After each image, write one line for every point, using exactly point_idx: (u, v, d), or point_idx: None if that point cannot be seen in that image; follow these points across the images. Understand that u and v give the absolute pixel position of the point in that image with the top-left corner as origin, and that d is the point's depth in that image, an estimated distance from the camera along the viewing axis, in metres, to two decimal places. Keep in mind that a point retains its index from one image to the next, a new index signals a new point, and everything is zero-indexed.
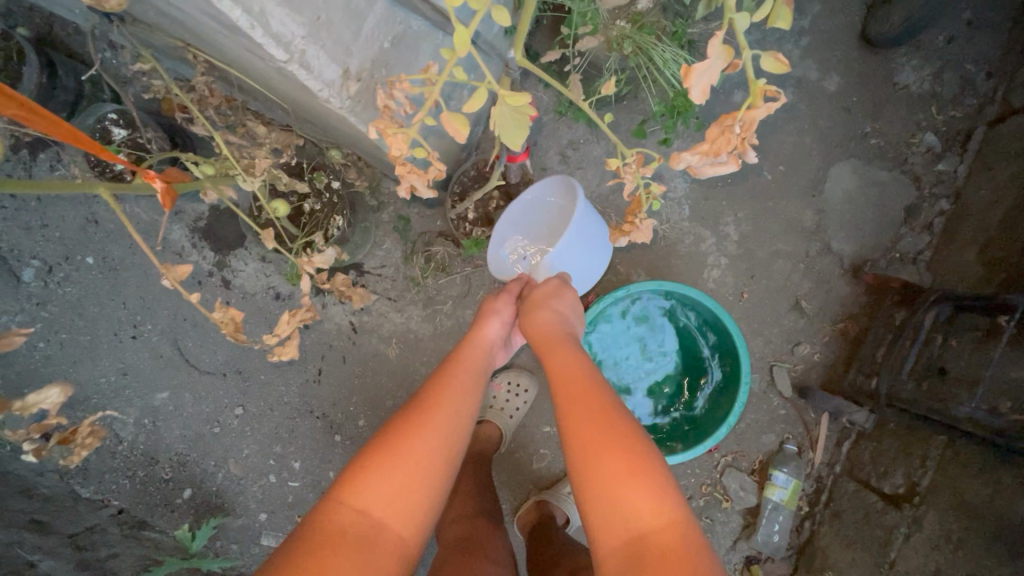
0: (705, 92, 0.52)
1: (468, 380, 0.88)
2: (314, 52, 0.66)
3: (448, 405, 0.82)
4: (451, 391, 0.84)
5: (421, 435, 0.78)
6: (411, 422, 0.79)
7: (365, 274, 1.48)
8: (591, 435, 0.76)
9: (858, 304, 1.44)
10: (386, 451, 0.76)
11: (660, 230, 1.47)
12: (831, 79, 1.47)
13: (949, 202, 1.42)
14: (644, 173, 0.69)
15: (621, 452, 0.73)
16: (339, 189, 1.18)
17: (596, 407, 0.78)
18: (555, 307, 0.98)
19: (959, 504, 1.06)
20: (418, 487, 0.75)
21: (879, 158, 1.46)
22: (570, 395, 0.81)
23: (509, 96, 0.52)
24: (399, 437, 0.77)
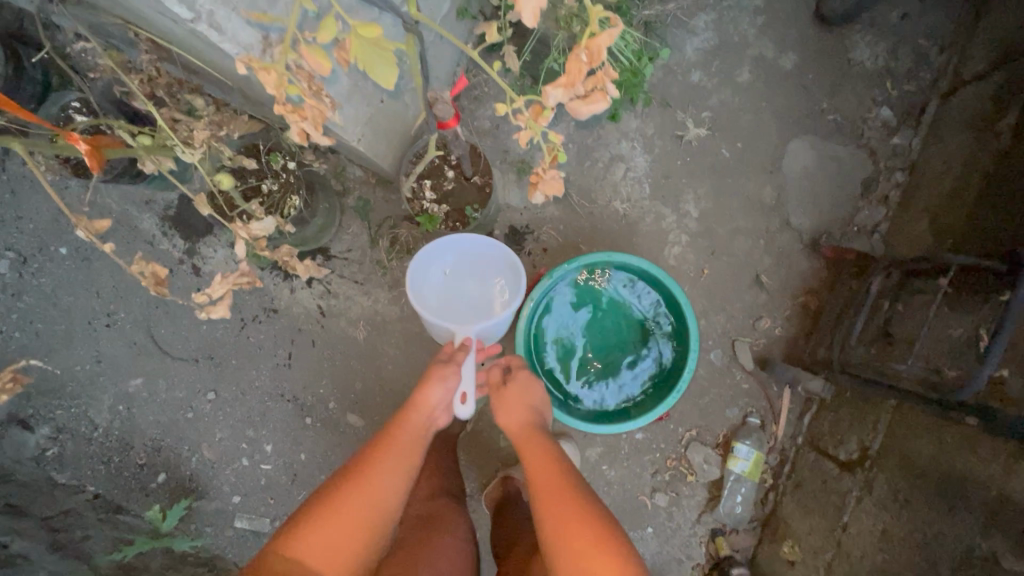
0: (537, 17, 0.58)
1: (409, 441, 0.90)
2: (224, 14, 0.69)
3: (391, 470, 0.85)
4: (395, 451, 0.88)
5: (365, 490, 0.82)
6: (361, 487, 0.82)
7: (332, 258, 1.51)
8: (561, 527, 0.80)
9: (817, 277, 1.46)
10: (330, 506, 0.80)
11: (621, 209, 1.50)
12: (787, 57, 1.49)
13: (904, 174, 1.44)
14: (540, 122, 0.67)
15: (591, 545, 0.77)
16: (296, 170, 1.21)
17: (568, 494, 0.83)
18: (524, 391, 1.01)
19: (903, 466, 1.07)
20: (353, 542, 0.79)
21: (837, 134, 1.48)
22: (541, 495, 0.84)
23: (361, 27, 0.56)
24: (348, 503, 0.80)
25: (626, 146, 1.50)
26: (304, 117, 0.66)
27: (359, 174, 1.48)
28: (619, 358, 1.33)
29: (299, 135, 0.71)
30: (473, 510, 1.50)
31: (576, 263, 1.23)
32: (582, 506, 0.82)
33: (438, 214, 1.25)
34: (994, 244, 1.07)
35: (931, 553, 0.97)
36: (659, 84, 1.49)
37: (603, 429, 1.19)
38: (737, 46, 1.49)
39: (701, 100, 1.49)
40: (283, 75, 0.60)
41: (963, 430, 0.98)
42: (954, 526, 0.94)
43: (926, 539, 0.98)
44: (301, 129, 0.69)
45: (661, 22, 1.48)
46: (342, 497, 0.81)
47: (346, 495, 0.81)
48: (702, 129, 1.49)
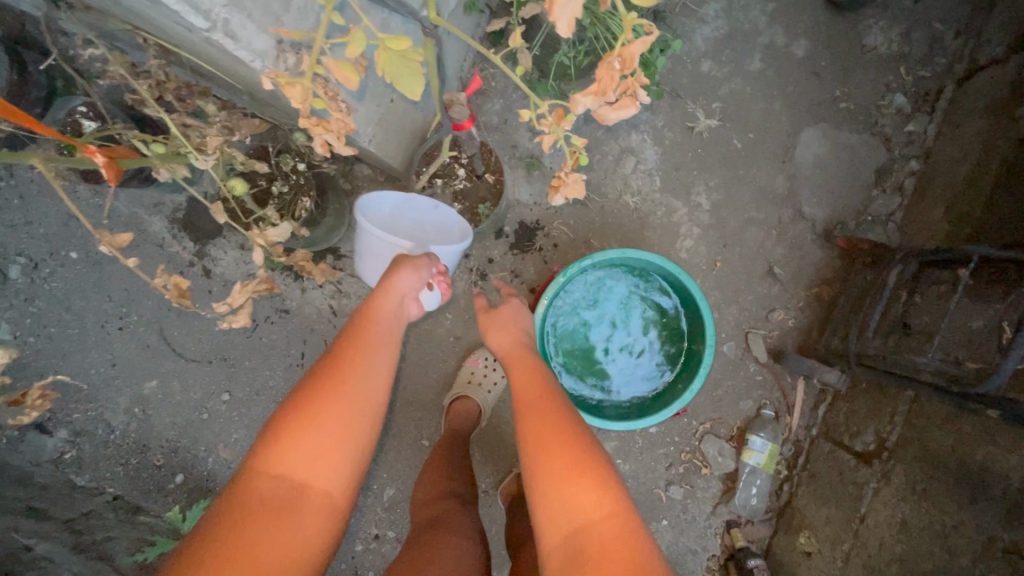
0: (572, 26, 0.56)
1: (377, 330, 0.82)
2: (239, 22, 0.69)
3: (365, 363, 0.77)
4: (362, 341, 0.80)
5: (339, 381, 0.74)
6: (340, 377, 0.74)
7: (342, 258, 1.51)
8: (540, 436, 0.79)
9: (831, 267, 1.46)
10: (298, 409, 0.71)
11: (631, 203, 1.49)
12: (799, 45, 1.47)
13: (919, 162, 1.42)
14: (564, 127, 0.74)
15: (563, 449, 0.76)
16: (306, 171, 1.21)
17: (546, 409, 0.83)
18: (504, 321, 1.07)
19: (921, 457, 1.07)
20: (337, 447, 0.71)
21: (850, 122, 1.46)
22: (526, 405, 0.85)
23: (390, 40, 0.57)
24: (326, 403, 0.72)
25: (636, 138, 1.49)
26: (329, 128, 0.70)
27: (367, 172, 1.47)
28: (628, 356, 1.33)
29: (323, 146, 0.75)
30: (489, 505, 1.51)
31: (589, 259, 1.22)
32: (558, 419, 0.81)
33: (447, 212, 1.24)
34: (1014, 233, 1.06)
35: (953, 544, 0.96)
36: (669, 74, 1.47)
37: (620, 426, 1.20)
38: (748, 34, 1.47)
39: (712, 90, 1.47)
40: (308, 89, 0.64)
41: (982, 420, 0.97)
42: (978, 516, 0.94)
43: (945, 530, 0.99)
44: (325, 140, 0.73)
45: (670, 12, 1.45)
46: (316, 395, 0.72)
47: (322, 395, 0.72)
48: (713, 120, 1.47)
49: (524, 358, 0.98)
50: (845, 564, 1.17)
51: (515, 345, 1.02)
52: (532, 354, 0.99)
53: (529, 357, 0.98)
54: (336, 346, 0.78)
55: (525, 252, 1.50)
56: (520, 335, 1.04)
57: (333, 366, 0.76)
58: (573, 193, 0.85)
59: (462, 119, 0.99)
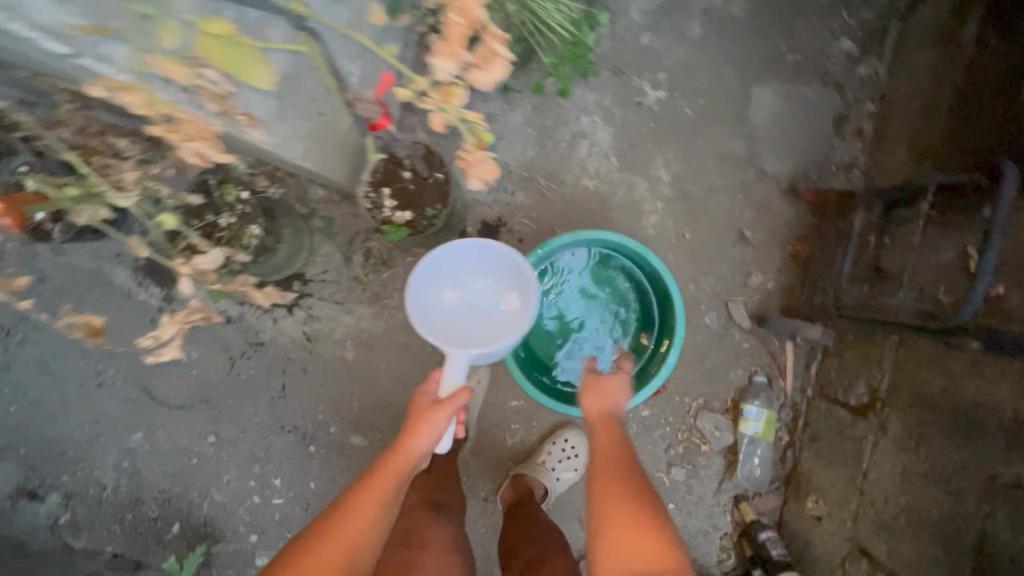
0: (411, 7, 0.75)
1: (388, 483, 0.85)
2: (102, 43, 0.72)
3: (360, 518, 0.79)
4: (371, 488, 0.83)
5: (342, 529, 0.78)
6: (341, 528, 0.78)
7: (308, 283, 1.49)
8: (605, 497, 0.83)
9: (803, 223, 1.42)
10: (308, 548, 0.76)
11: (591, 186, 1.47)
12: (737, 4, 1.44)
13: (875, 103, 1.39)
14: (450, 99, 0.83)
15: (625, 513, 0.80)
16: (249, 200, 1.31)
17: (615, 485, 0.84)
18: (603, 383, 1.00)
19: (915, 400, 1.03)
20: None
21: (800, 73, 1.43)
22: (594, 471, 0.88)
23: (209, 26, 0.64)
24: (326, 551, 0.76)
25: (586, 121, 1.47)
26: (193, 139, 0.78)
27: (323, 195, 1.45)
28: (600, 345, 1.33)
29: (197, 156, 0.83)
30: (491, 513, 1.47)
31: (551, 243, 1.23)
32: (623, 480, 0.85)
33: (400, 220, 1.22)
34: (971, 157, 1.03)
35: (956, 487, 0.91)
36: (610, 52, 1.45)
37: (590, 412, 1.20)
38: (683, 1, 1.45)
39: (655, 61, 1.45)
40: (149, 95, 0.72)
41: (969, 355, 0.93)
42: (977, 456, 0.89)
43: (948, 474, 0.93)
44: (197, 150, 0.80)
45: None
46: (318, 546, 0.76)
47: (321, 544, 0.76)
48: (661, 91, 1.45)
49: (602, 432, 0.95)
50: (855, 524, 1.12)
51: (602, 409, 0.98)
52: (620, 425, 0.96)
53: (607, 431, 0.94)
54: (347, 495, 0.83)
55: None
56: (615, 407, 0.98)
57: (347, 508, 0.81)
58: (487, 172, 0.91)
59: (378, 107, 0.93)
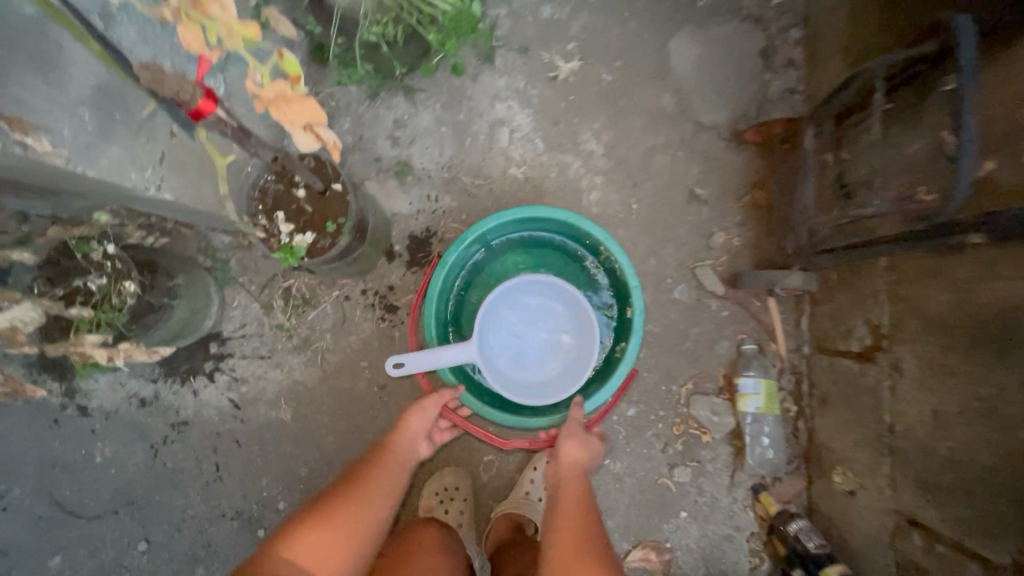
0: None
1: (394, 461, 1.01)
2: None
3: (384, 483, 0.96)
4: (384, 465, 0.99)
5: (363, 491, 0.93)
6: (366, 491, 0.93)
7: (227, 342, 1.30)
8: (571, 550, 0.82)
9: (755, 168, 1.29)
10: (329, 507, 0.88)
11: (520, 175, 1.33)
12: None
13: (800, 30, 1.29)
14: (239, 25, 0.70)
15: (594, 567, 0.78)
16: (119, 254, 1.06)
17: (585, 537, 0.84)
18: (565, 455, 1.00)
19: (925, 328, 0.86)
20: (347, 540, 0.85)
21: (715, 15, 1.33)
22: (560, 520, 0.88)
23: None
24: (346, 512, 0.88)
25: (501, 108, 1.34)
26: None
27: (226, 239, 1.28)
28: None
29: None
30: (481, 565, 1.26)
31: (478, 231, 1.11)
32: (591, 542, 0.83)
33: (300, 242, 1.04)
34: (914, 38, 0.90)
35: (1002, 418, 0.72)
36: (511, 32, 1.35)
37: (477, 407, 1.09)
38: None
39: (561, 32, 1.35)
40: None
41: (973, 257, 0.76)
42: (1015, 373, 0.70)
43: (986, 405, 0.75)
44: None
45: None
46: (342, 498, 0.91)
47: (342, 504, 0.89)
48: (573, 61, 1.33)
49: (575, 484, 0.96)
50: (895, 491, 0.93)
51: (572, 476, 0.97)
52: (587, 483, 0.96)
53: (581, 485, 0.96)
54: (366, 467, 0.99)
55: (424, 266, 1.32)
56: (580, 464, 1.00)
57: (362, 479, 0.95)
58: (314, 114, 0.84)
59: (197, 102, 0.67)
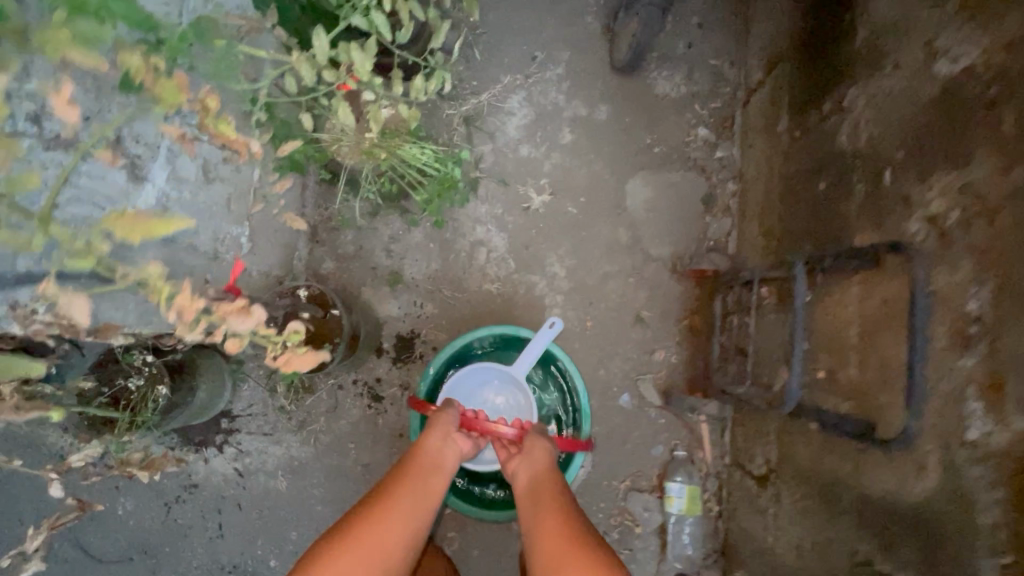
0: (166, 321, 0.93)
1: (419, 468, 1.03)
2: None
3: (406, 492, 0.97)
4: (405, 476, 1.01)
5: (382, 507, 0.93)
6: (386, 506, 0.93)
7: (236, 418, 1.52)
8: (558, 550, 0.86)
9: (694, 296, 1.51)
10: (345, 530, 0.88)
11: (494, 289, 1.56)
12: (600, 110, 1.60)
13: (736, 182, 1.52)
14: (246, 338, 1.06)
15: (586, 562, 0.82)
16: (154, 362, 1.29)
17: (570, 533, 0.88)
18: (532, 450, 1.11)
19: (794, 472, 1.07)
20: (368, 558, 0.85)
21: (667, 162, 1.57)
22: (547, 516, 0.93)
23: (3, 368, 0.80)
24: (367, 528, 0.89)
25: (481, 230, 1.58)
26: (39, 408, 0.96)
27: None
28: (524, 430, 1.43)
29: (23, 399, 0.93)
30: None
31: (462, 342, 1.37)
32: (579, 535, 0.88)
33: None
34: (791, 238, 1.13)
35: (830, 562, 0.92)
36: (494, 166, 1.59)
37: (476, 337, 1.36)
38: (552, 113, 1.61)
39: (536, 168, 1.59)
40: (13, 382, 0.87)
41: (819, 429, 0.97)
42: (839, 530, 0.90)
43: (824, 549, 0.95)
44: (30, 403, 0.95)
45: (477, 116, 1.61)
46: (361, 515, 0.91)
47: (362, 519, 0.90)
48: (545, 195, 1.57)
49: (550, 483, 1.03)
50: None
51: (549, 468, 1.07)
52: (558, 481, 1.04)
53: (555, 482, 1.03)
54: (384, 480, 1.00)
55: (408, 362, 1.54)
56: (544, 461, 1.09)
57: (379, 495, 0.96)
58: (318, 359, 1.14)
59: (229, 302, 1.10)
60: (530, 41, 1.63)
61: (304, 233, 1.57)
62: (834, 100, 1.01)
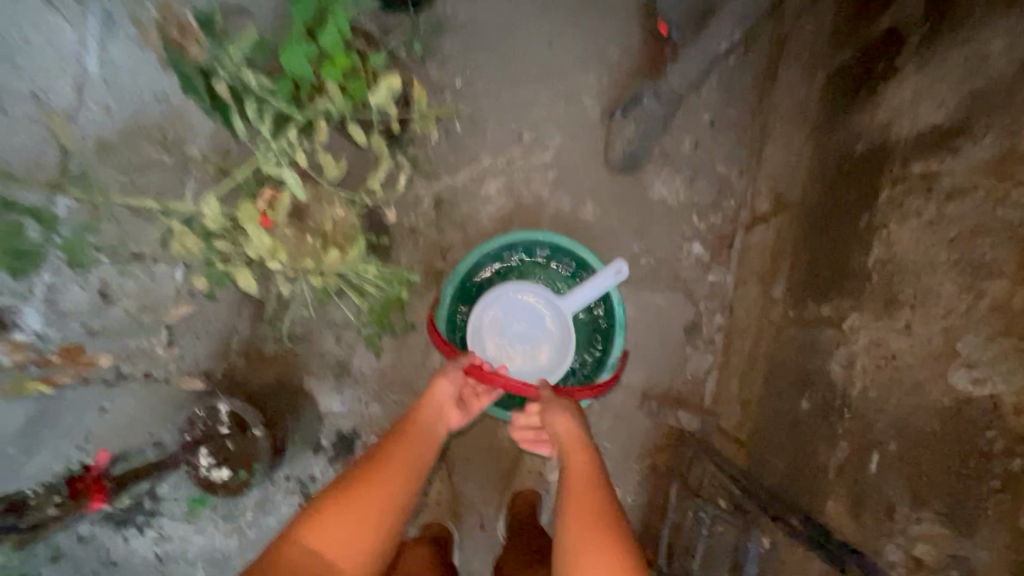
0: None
1: (420, 430, 0.91)
2: None
3: (409, 455, 0.86)
4: (407, 438, 0.88)
5: (380, 471, 0.81)
6: (388, 463, 0.83)
7: (160, 500, 1.38)
8: (579, 520, 0.73)
9: (662, 433, 1.36)
10: (355, 484, 0.78)
11: None
12: (587, 208, 1.42)
13: (724, 314, 1.37)
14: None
15: (601, 541, 0.70)
16: None
17: (587, 509, 0.75)
18: (553, 417, 0.91)
19: None
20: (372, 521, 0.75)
21: (653, 278, 1.39)
22: (569, 481, 0.80)
23: None
24: (375, 483, 0.79)
25: None
26: None
27: None
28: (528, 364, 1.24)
29: None
30: None
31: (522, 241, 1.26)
32: (596, 514, 0.74)
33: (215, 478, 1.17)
34: (766, 430, 1.01)
35: None
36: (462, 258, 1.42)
37: (551, 238, 1.26)
38: (533, 206, 1.43)
39: None
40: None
41: None
42: None
43: None
44: None
45: (449, 198, 1.42)
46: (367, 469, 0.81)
47: (369, 475, 0.80)
48: None
49: (577, 456, 0.84)
50: None
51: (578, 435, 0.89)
52: (589, 449, 0.86)
53: (582, 454, 0.85)
54: (387, 438, 0.88)
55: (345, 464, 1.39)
56: (572, 426, 0.90)
57: (376, 457, 0.83)
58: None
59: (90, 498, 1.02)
60: (518, 117, 1.43)
61: (247, 307, 1.26)
62: (834, 317, 0.85)
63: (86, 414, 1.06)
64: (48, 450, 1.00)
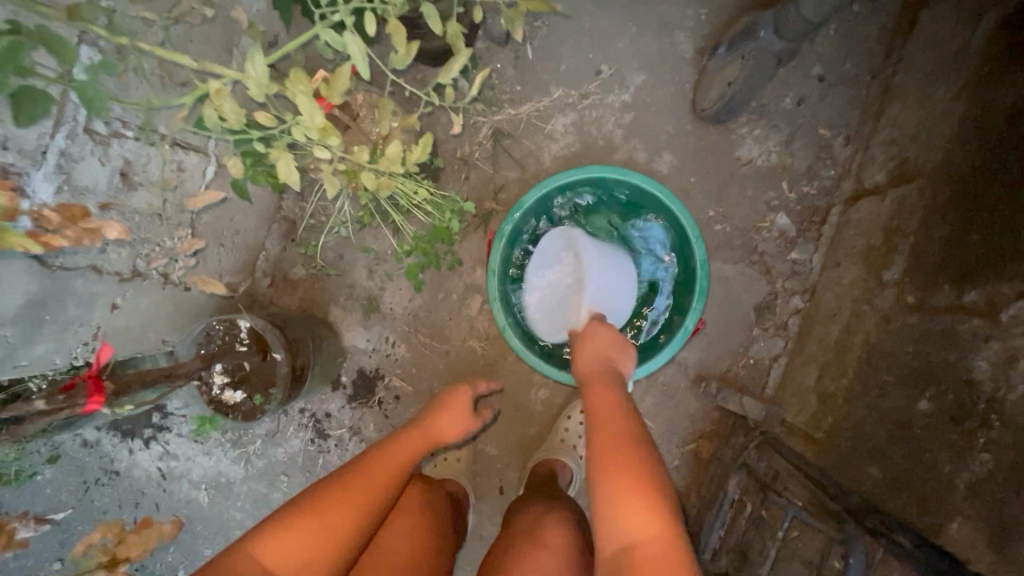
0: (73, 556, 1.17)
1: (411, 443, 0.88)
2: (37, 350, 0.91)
3: (383, 469, 0.80)
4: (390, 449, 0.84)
5: (353, 485, 0.75)
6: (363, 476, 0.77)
7: (169, 416, 1.30)
8: (608, 429, 0.71)
9: (712, 419, 1.22)
10: (325, 498, 0.72)
11: (478, 347, 1.28)
12: (662, 161, 1.25)
13: (803, 298, 1.21)
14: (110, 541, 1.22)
15: (632, 447, 0.68)
16: None
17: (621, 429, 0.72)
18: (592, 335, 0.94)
19: None
20: (327, 541, 0.68)
21: (726, 247, 1.23)
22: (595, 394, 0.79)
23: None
24: (338, 501, 0.72)
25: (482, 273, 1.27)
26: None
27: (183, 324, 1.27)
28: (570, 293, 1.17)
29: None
30: None
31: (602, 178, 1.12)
32: (634, 434, 0.70)
33: (227, 399, 1.04)
34: (851, 423, 0.88)
35: None
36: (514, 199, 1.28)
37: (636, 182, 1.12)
38: (602, 150, 1.27)
39: None
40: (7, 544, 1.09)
41: None
42: None
43: None
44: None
45: (509, 131, 1.27)
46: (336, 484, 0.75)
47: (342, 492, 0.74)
48: None
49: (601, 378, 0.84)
50: None
51: (600, 367, 0.86)
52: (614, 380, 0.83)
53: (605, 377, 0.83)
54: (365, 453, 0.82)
55: (363, 406, 1.30)
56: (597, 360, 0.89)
57: (354, 472, 0.77)
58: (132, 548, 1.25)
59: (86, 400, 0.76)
60: (599, 48, 1.25)
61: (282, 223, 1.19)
62: (982, 305, 0.72)
63: (96, 307, 0.97)
64: (53, 340, 0.93)
